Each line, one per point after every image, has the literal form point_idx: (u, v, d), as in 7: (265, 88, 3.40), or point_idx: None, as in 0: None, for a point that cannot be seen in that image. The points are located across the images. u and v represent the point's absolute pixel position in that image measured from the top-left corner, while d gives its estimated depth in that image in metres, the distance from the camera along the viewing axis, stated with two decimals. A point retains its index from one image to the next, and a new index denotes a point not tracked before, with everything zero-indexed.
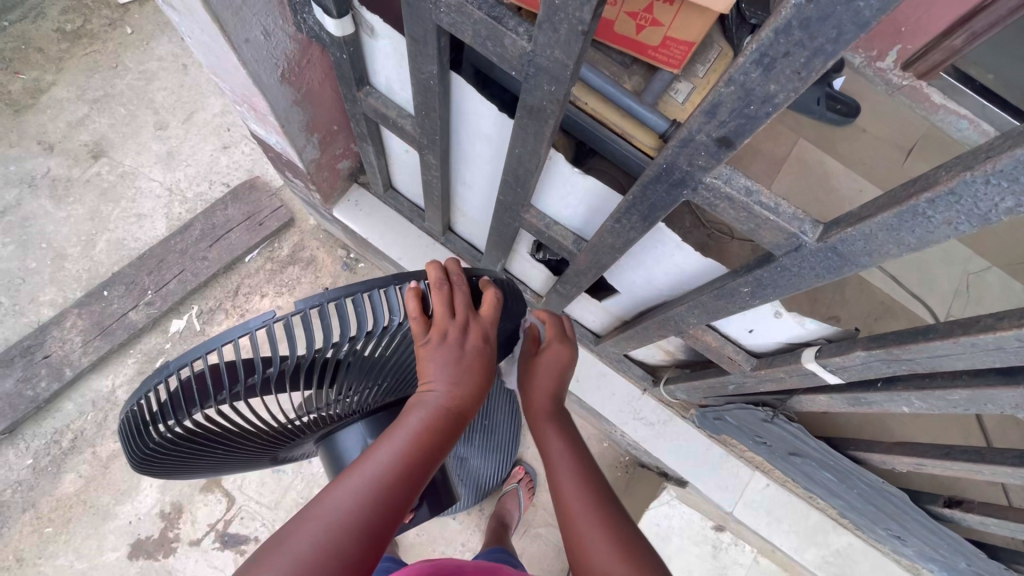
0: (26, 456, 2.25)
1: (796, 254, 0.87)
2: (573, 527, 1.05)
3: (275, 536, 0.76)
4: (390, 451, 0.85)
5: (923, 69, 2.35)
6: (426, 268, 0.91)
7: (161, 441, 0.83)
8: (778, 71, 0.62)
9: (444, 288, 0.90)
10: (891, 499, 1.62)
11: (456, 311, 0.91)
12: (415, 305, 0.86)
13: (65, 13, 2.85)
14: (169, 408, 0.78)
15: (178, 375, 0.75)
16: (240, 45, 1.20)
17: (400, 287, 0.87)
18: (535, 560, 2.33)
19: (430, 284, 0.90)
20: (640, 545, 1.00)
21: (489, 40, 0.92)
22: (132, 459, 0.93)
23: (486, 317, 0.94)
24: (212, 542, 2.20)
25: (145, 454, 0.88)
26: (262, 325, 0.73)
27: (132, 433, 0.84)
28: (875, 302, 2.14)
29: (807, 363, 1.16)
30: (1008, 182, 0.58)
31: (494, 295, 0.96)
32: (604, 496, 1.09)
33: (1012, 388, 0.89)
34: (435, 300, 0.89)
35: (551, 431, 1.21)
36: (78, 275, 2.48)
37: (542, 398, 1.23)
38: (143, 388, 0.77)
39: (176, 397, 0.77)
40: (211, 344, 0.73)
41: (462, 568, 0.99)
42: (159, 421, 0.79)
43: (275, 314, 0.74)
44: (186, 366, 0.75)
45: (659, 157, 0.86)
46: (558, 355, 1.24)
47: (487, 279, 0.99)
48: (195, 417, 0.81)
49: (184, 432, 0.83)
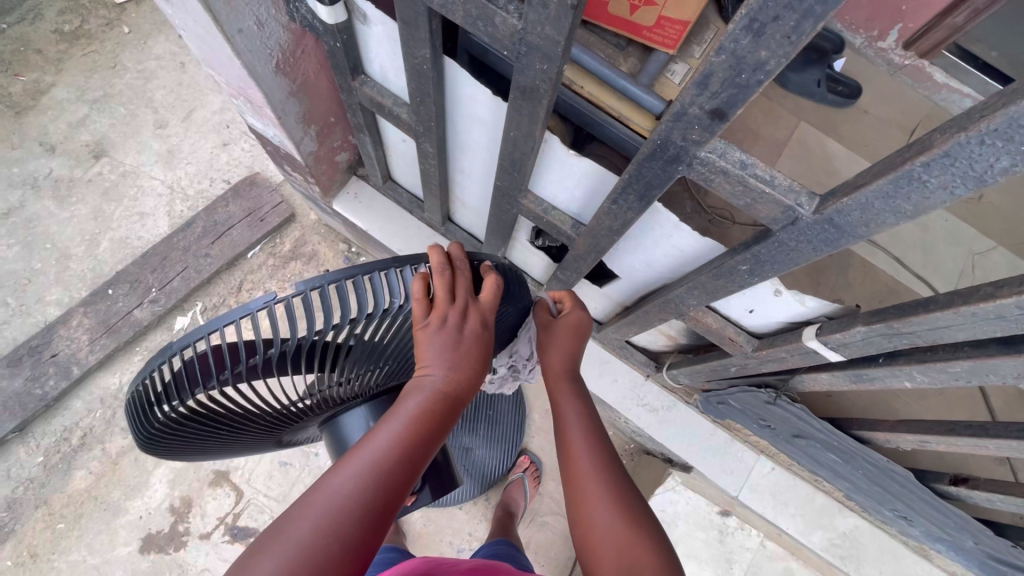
0: (36, 454, 2.28)
1: (793, 228, 0.86)
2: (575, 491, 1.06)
3: (277, 522, 0.76)
4: (390, 435, 0.85)
5: (926, 47, 2.31)
6: (428, 250, 0.91)
7: (165, 422, 0.83)
8: (768, 37, 0.62)
9: (445, 273, 0.90)
10: (896, 478, 1.62)
11: (456, 296, 0.91)
12: (419, 288, 0.86)
13: (62, 14, 2.86)
14: (174, 387, 0.78)
15: (181, 355, 0.75)
16: (233, 35, 1.21)
17: (401, 270, 0.87)
18: (542, 548, 2.34)
19: (431, 268, 0.91)
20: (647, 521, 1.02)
21: (480, 20, 0.91)
22: (137, 440, 0.94)
23: (486, 302, 0.94)
24: (222, 536, 2.22)
25: (150, 434, 0.88)
26: (263, 307, 0.72)
27: (137, 413, 0.84)
28: (878, 284, 2.12)
29: (808, 341, 1.16)
30: (1003, 141, 0.57)
31: (494, 280, 0.96)
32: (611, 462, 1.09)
33: (1014, 358, 0.88)
34: (436, 284, 0.89)
35: (567, 392, 1.17)
36: (83, 275, 2.50)
37: (560, 361, 1.19)
38: (149, 366, 0.77)
39: (181, 377, 0.77)
40: (213, 325, 0.73)
41: (456, 566, 0.98)
42: (164, 400, 0.79)
43: (276, 295, 0.73)
44: (191, 346, 0.75)
45: (653, 133, 0.85)
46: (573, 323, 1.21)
47: (488, 263, 0.99)
48: (199, 398, 0.81)
49: (187, 413, 0.83)
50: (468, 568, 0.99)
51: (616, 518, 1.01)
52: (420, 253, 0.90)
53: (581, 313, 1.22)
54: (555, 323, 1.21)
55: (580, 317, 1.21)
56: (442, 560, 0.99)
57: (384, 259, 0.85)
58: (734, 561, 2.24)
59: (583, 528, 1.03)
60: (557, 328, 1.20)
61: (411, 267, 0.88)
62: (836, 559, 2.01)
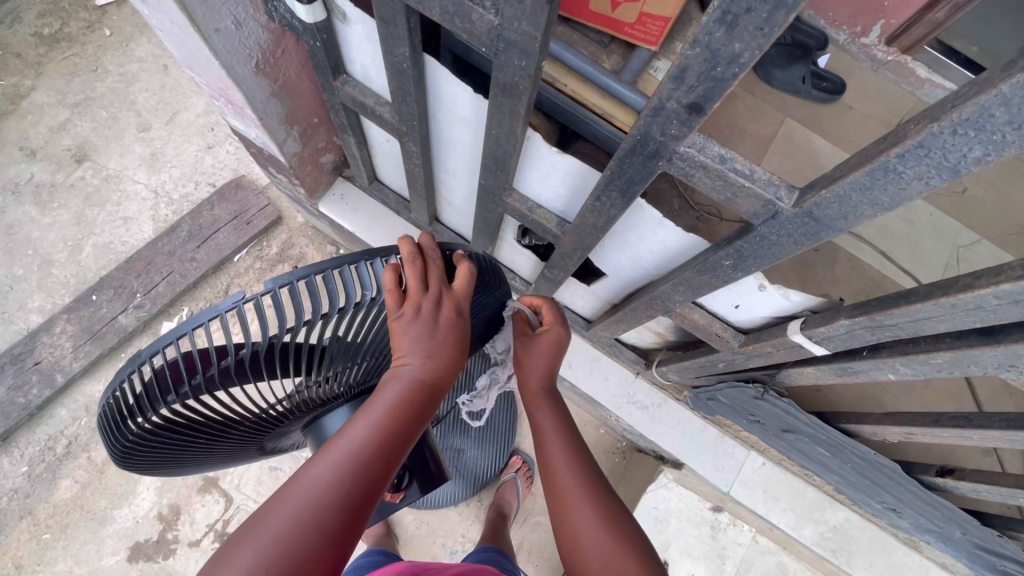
0: (20, 463, 2.24)
1: (773, 222, 0.86)
2: (564, 523, 1.02)
3: (253, 517, 0.75)
4: (367, 425, 0.84)
5: (908, 43, 2.34)
6: (397, 243, 0.89)
7: (140, 434, 0.81)
8: (741, 29, 0.61)
9: (417, 262, 0.88)
10: (884, 471, 1.63)
11: (429, 284, 0.89)
12: (391, 279, 0.84)
13: (42, 17, 2.82)
14: (144, 400, 0.76)
15: (151, 362, 0.73)
16: (210, 35, 1.19)
17: (372, 262, 0.84)
18: (536, 549, 2.33)
19: (402, 259, 0.88)
20: (622, 517, 1.01)
21: (457, 16, 0.91)
22: (114, 456, 0.91)
23: (460, 290, 0.93)
24: (212, 543, 2.20)
25: (126, 448, 0.86)
26: (232, 307, 0.70)
27: (110, 428, 0.82)
28: (865, 278, 2.13)
29: (794, 335, 1.16)
30: (975, 130, 0.58)
31: (468, 268, 0.95)
32: (599, 489, 1.05)
33: (993, 348, 0.88)
34: (408, 275, 0.87)
35: (546, 410, 1.15)
36: (66, 281, 2.47)
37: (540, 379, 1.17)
38: (117, 379, 0.75)
39: (151, 388, 0.75)
40: (181, 330, 0.71)
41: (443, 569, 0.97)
42: (136, 414, 0.77)
43: (244, 294, 0.71)
44: (159, 353, 0.73)
45: (633, 129, 0.85)
46: (551, 340, 1.18)
47: (462, 252, 0.98)
48: (173, 407, 0.79)
49: (162, 424, 0.81)
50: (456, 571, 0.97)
51: (595, 518, 1.00)
52: (390, 244, 0.88)
53: (563, 329, 1.19)
54: (535, 336, 1.19)
55: (562, 333, 1.19)
56: (430, 564, 0.99)
57: (355, 252, 0.83)
58: (726, 556, 2.25)
59: (567, 535, 1.01)
60: (539, 347, 1.17)
61: (382, 259, 0.85)
62: (827, 552, 2.02)
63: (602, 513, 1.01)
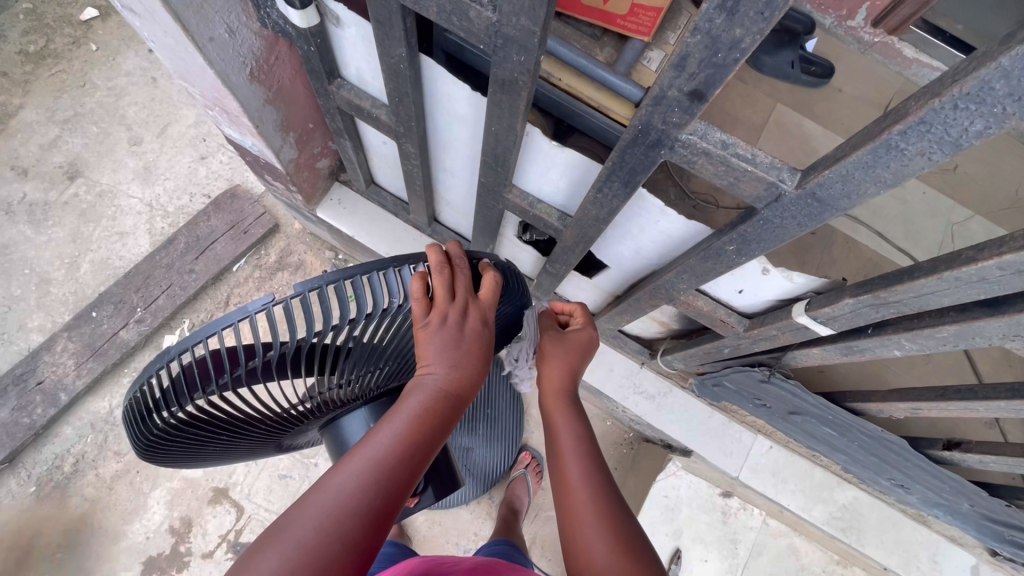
0: (28, 483, 2.23)
1: (777, 205, 0.87)
2: (572, 533, 1.00)
3: (277, 521, 0.75)
4: (391, 434, 0.85)
5: (894, 24, 2.34)
6: (426, 251, 0.91)
7: (164, 428, 0.82)
8: (741, 14, 0.62)
9: (444, 272, 0.90)
10: (890, 447, 1.66)
11: (456, 293, 0.90)
12: (419, 287, 0.85)
13: (26, 34, 2.79)
14: (172, 394, 0.77)
15: (179, 359, 0.74)
16: (204, 44, 1.19)
17: (399, 270, 0.86)
18: (548, 542, 2.35)
19: (430, 268, 0.90)
20: (637, 536, 0.99)
21: (454, 14, 0.91)
22: (135, 448, 0.92)
23: (485, 300, 0.94)
24: (225, 553, 2.20)
25: (149, 441, 0.86)
26: (261, 308, 0.71)
27: (135, 421, 0.83)
28: (861, 258, 2.14)
29: (799, 317, 1.17)
30: (976, 104, 0.59)
31: (494, 277, 0.96)
32: (615, 505, 1.02)
33: (998, 319, 0.89)
34: (435, 283, 0.89)
35: (563, 413, 1.13)
36: (65, 298, 2.46)
37: (558, 378, 1.16)
38: (146, 372, 0.75)
39: (178, 383, 0.76)
40: (210, 330, 0.71)
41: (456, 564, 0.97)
42: (162, 407, 0.78)
43: (274, 297, 0.71)
44: (188, 351, 0.74)
45: (634, 119, 0.85)
46: (583, 342, 1.23)
47: (487, 261, 0.99)
48: (199, 403, 0.80)
49: (187, 419, 0.81)
50: (469, 566, 0.97)
51: (605, 533, 0.97)
52: (418, 253, 0.90)
53: (594, 334, 1.24)
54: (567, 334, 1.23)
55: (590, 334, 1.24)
56: (444, 559, 0.99)
57: (382, 259, 0.85)
58: (738, 541, 2.28)
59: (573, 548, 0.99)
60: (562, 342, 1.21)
61: (409, 267, 0.87)
62: (838, 531, 2.04)
63: (615, 532, 0.97)
